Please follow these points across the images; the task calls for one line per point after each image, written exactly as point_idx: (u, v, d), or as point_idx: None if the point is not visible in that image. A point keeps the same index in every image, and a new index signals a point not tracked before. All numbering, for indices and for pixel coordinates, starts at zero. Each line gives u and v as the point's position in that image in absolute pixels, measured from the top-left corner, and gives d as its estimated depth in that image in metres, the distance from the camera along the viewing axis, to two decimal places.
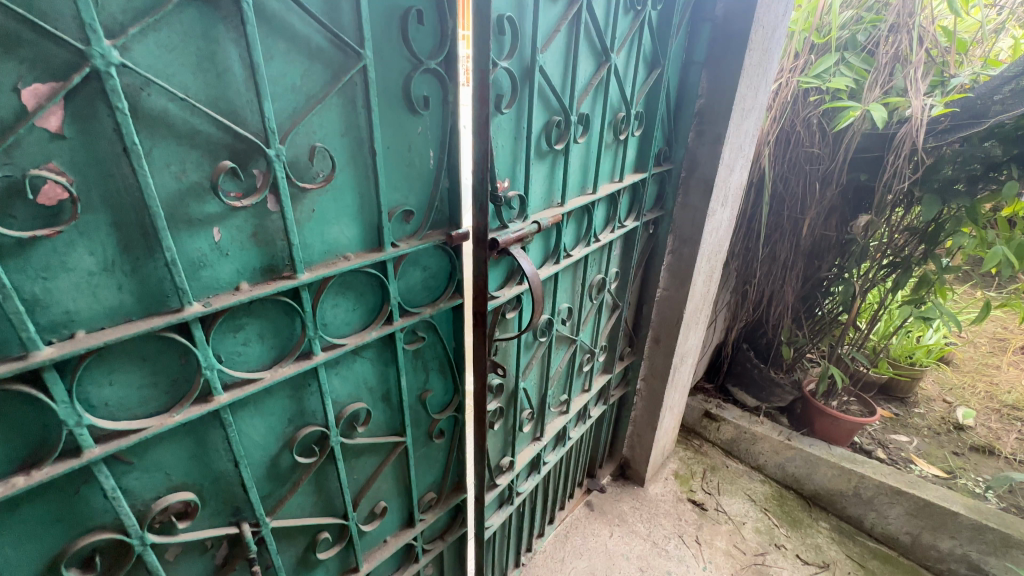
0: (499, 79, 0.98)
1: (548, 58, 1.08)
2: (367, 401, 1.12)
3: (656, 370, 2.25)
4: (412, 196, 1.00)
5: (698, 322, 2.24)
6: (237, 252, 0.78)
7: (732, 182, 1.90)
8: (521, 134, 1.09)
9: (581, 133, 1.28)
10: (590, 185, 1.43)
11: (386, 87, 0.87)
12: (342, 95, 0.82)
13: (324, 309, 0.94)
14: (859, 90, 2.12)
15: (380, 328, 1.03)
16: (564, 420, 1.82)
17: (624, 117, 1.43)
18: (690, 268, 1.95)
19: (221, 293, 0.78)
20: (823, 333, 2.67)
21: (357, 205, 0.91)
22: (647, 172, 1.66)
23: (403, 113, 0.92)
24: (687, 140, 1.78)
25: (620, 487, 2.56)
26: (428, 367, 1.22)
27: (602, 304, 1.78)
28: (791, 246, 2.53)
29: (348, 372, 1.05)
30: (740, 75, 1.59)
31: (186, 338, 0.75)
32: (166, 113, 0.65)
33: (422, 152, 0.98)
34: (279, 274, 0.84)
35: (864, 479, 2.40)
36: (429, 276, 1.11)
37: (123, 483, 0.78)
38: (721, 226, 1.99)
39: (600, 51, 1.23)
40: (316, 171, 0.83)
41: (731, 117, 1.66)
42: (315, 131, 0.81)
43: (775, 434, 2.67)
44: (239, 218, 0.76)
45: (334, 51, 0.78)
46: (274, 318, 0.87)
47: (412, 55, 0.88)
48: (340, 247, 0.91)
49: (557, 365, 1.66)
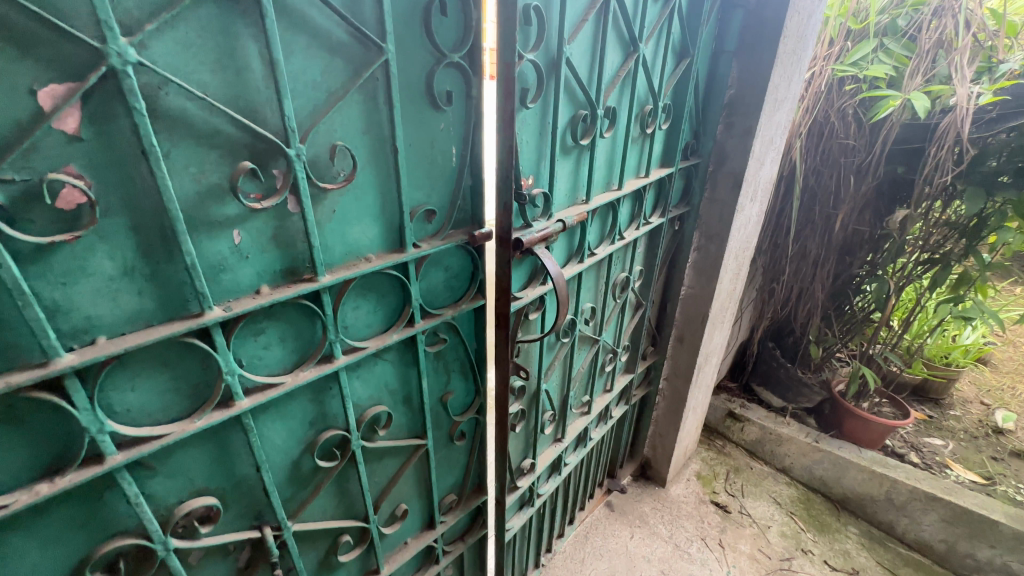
0: (524, 72, 0.94)
1: (575, 49, 1.03)
2: (388, 404, 1.10)
3: (680, 370, 2.20)
4: (434, 195, 0.97)
5: (724, 320, 2.17)
6: (257, 254, 0.76)
7: (762, 177, 1.82)
8: (546, 129, 1.05)
9: (608, 127, 1.23)
10: (616, 181, 1.38)
11: (408, 82, 0.84)
12: (363, 91, 0.79)
13: (345, 312, 0.92)
14: (898, 78, 2.02)
15: (401, 331, 1.01)
16: (585, 421, 1.79)
17: (651, 110, 1.37)
18: (717, 265, 1.89)
19: (242, 298, 0.76)
20: (853, 332, 2.57)
21: (378, 205, 0.88)
22: (674, 166, 1.60)
23: (426, 109, 0.88)
24: (715, 133, 1.71)
25: (640, 487, 2.51)
26: (449, 369, 1.20)
27: (626, 302, 1.73)
28: (823, 242, 2.44)
29: (369, 375, 1.03)
30: (774, 64, 1.52)
31: (206, 343, 0.74)
32: (185, 113, 0.63)
33: (445, 149, 0.95)
34: (300, 276, 0.82)
35: (897, 483, 2.32)
36: (451, 277, 1.08)
37: (146, 489, 0.77)
38: (749, 222, 1.92)
39: (629, 40, 1.18)
40: (337, 170, 0.80)
41: (763, 108, 1.58)
42: (336, 129, 0.78)
43: (802, 436, 2.59)
44: (259, 219, 0.74)
45: (356, 45, 0.75)
46: (295, 322, 0.86)
47: (435, 49, 0.84)
48: (361, 247, 0.89)
49: (580, 365, 1.62)
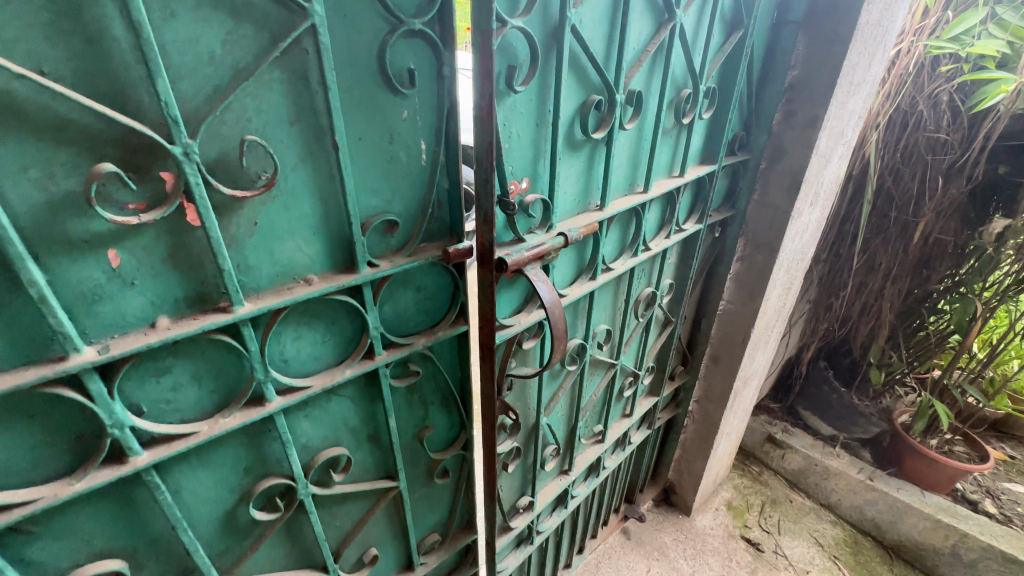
0: (511, 44, 0.72)
1: (585, 15, 0.79)
2: (348, 445, 0.93)
3: (712, 394, 1.94)
4: (398, 201, 0.77)
5: (769, 340, 1.88)
6: (148, 280, 0.60)
7: (827, 178, 1.52)
8: (546, 120, 0.83)
9: (632, 117, 0.98)
10: (641, 182, 1.14)
11: (352, 58, 0.64)
12: (286, 68, 0.60)
13: (281, 344, 0.75)
14: (1013, 56, 1.63)
15: (357, 365, 0.83)
16: (598, 451, 1.57)
17: (689, 95, 1.11)
18: (763, 279, 1.61)
19: (129, 334, 0.60)
20: (924, 357, 2.21)
21: (319, 215, 0.70)
22: (717, 163, 1.33)
23: (380, 93, 0.68)
24: (771, 124, 1.42)
25: (661, 514, 2.29)
26: (426, 403, 1.02)
27: (651, 320, 1.49)
28: (896, 254, 2.07)
29: (321, 414, 0.86)
30: (853, 38, 1.22)
31: (80, 393, 0.58)
32: (10, 98, 0.45)
33: (410, 143, 0.75)
34: (213, 305, 0.66)
35: (966, 538, 2.00)
36: (424, 299, 0.89)
37: (23, 557, 0.63)
38: (807, 229, 1.62)
39: (662, 6, 0.93)
40: (254, 173, 0.62)
41: (834, 92, 1.29)
42: (250, 118, 0.59)
43: (854, 472, 2.28)
44: (146, 236, 0.58)
45: (271, 6, 0.56)
46: (213, 358, 0.69)
47: (389, 13, 0.64)
48: (298, 267, 0.71)
49: (592, 393, 1.41)
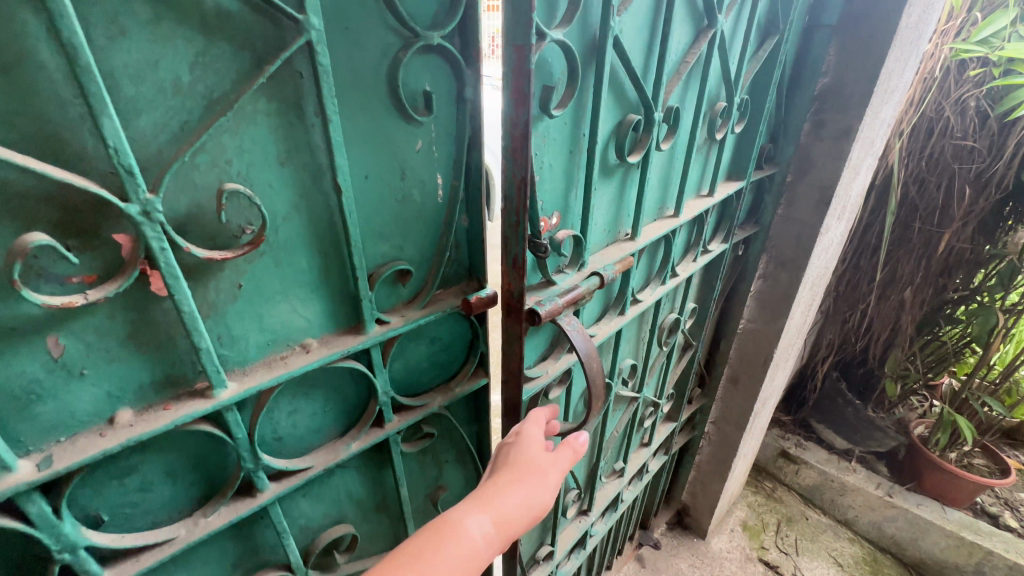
0: (547, 60, 0.60)
1: (626, 23, 0.69)
2: (353, 520, 0.81)
3: (730, 416, 1.85)
4: (410, 245, 0.65)
5: (789, 358, 1.79)
6: (103, 367, 0.47)
7: (854, 191, 1.43)
8: (580, 145, 0.71)
9: (667, 135, 0.87)
10: (671, 205, 1.03)
11: (357, 81, 0.52)
12: (274, 96, 0.47)
13: (275, 421, 0.63)
14: None
15: (364, 436, 0.71)
16: (617, 487, 1.47)
17: (723, 108, 1.01)
18: (788, 298, 1.51)
19: (80, 437, 0.47)
20: (940, 367, 2.15)
21: (317, 270, 0.58)
22: (746, 179, 1.23)
23: (391, 121, 0.56)
24: (799, 135, 1.33)
25: (676, 538, 2.19)
26: (440, 462, 0.89)
27: (674, 347, 1.38)
28: (917, 264, 2.00)
29: (322, 491, 0.74)
30: (892, 44, 1.13)
31: (14, 519, 0.45)
32: None
33: (425, 177, 0.62)
34: (188, 388, 0.53)
35: (992, 556, 1.93)
36: (439, 351, 0.77)
37: None
38: (832, 244, 1.52)
39: (702, 11, 0.82)
40: (236, 227, 0.49)
41: (870, 101, 1.19)
42: (229, 159, 0.47)
43: (871, 487, 2.18)
44: (97, 315, 0.45)
45: (253, 18, 0.44)
46: (190, 448, 0.57)
47: (401, 24, 0.52)
48: (293, 332, 0.59)
49: (614, 429, 1.30)
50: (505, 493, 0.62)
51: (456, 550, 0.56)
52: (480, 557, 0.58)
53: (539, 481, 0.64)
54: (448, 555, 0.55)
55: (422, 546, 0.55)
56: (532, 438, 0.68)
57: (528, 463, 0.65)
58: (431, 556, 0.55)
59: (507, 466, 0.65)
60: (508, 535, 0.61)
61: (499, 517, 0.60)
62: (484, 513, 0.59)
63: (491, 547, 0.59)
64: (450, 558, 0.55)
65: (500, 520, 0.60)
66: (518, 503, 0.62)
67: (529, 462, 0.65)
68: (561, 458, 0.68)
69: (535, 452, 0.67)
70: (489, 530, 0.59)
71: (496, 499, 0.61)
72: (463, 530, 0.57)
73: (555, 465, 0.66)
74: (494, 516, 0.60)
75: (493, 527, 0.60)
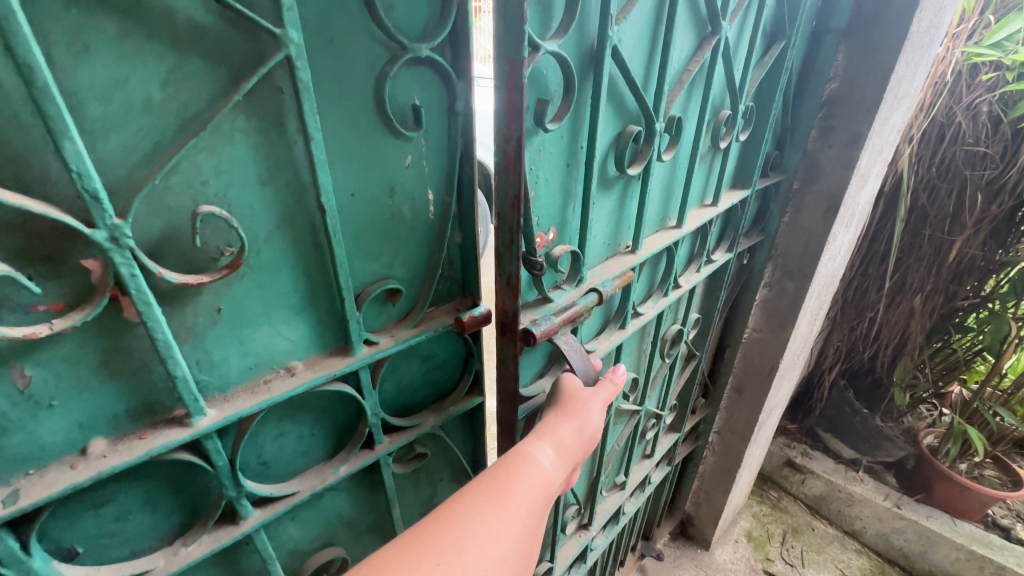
0: (542, 72, 0.58)
1: (626, 31, 0.66)
2: (344, 541, 0.78)
3: (735, 426, 1.81)
4: (400, 263, 0.63)
5: (795, 368, 1.76)
6: (73, 397, 0.45)
7: (863, 199, 1.39)
8: (577, 158, 0.69)
9: (669, 146, 0.84)
10: (673, 216, 1.01)
11: (343, 95, 0.50)
12: (252, 112, 0.45)
13: (260, 445, 0.60)
14: None
15: (353, 460, 0.68)
16: (619, 500, 1.44)
17: (728, 117, 0.98)
18: (795, 308, 1.48)
19: (49, 470, 0.45)
20: (949, 376, 2.11)
21: (302, 290, 0.56)
22: (751, 188, 1.20)
23: (379, 136, 0.54)
24: (806, 141, 1.29)
25: (679, 549, 2.15)
26: (435, 480, 0.87)
27: (677, 358, 1.35)
28: (928, 271, 1.96)
29: (311, 513, 0.71)
30: (903, 48, 1.09)
31: None
32: None
33: (415, 193, 0.60)
34: (166, 416, 0.51)
35: (1004, 570, 1.88)
36: (431, 369, 0.75)
37: None
38: (840, 252, 1.49)
39: (707, 17, 0.80)
40: (213, 249, 0.47)
41: (880, 107, 1.16)
42: (206, 180, 0.45)
43: (880, 498, 2.13)
44: (65, 344, 0.43)
45: (228, 31, 0.41)
46: (169, 475, 0.54)
47: (388, 36, 0.49)
48: (278, 354, 0.57)
49: (615, 442, 1.27)
50: (558, 424, 0.62)
51: (528, 474, 0.55)
52: (552, 481, 0.56)
53: (586, 411, 0.64)
54: (523, 480, 0.53)
55: (494, 473, 0.53)
56: (570, 383, 0.67)
57: (571, 398, 0.65)
58: (506, 479, 0.53)
59: (551, 406, 0.65)
60: (571, 464, 0.61)
61: (558, 443, 0.60)
62: (544, 442, 0.59)
63: (558, 472, 0.58)
64: (525, 480, 0.54)
65: (560, 447, 0.60)
66: (574, 433, 0.62)
67: (572, 396, 0.66)
68: (601, 391, 0.68)
69: (576, 386, 0.67)
70: (554, 457, 0.58)
71: (554, 431, 0.61)
72: (527, 459, 0.56)
73: (598, 395, 0.67)
74: (555, 443, 0.59)
75: (557, 454, 0.59)
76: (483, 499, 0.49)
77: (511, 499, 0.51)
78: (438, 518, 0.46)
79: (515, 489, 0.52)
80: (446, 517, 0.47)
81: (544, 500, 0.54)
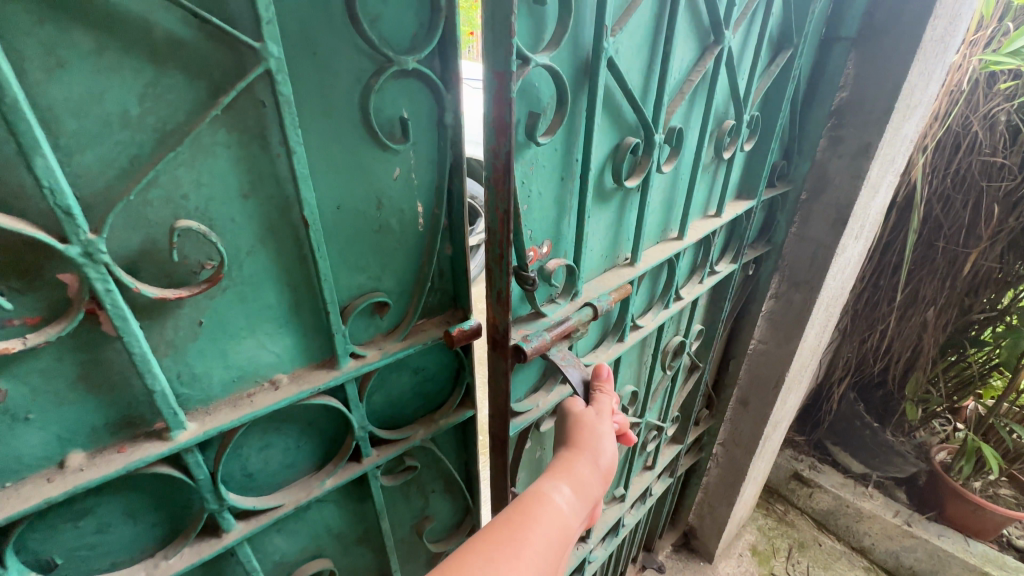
0: (533, 85, 0.57)
1: (622, 43, 0.65)
2: (331, 552, 0.77)
3: (740, 438, 1.78)
4: (389, 276, 0.62)
5: (802, 380, 1.72)
6: (50, 410, 0.45)
7: (873, 210, 1.36)
8: (572, 171, 0.68)
9: (669, 157, 0.83)
10: (675, 227, 0.99)
11: (328, 109, 0.49)
12: (233, 126, 0.45)
13: (245, 458, 0.60)
14: None
15: (340, 473, 0.68)
16: (618, 512, 1.41)
17: (732, 127, 0.96)
18: (802, 320, 1.45)
19: (26, 484, 0.45)
20: (963, 391, 2.05)
21: (287, 304, 0.55)
22: (756, 198, 1.18)
23: (365, 149, 0.53)
24: (814, 151, 1.26)
25: (681, 561, 2.12)
26: (426, 492, 0.86)
27: (679, 370, 1.33)
28: (942, 284, 1.91)
29: (298, 525, 0.71)
30: (916, 57, 1.06)
31: None
32: None
33: (404, 206, 0.59)
34: (146, 429, 0.50)
35: None
36: (422, 382, 0.74)
37: None
38: (849, 264, 1.45)
39: (708, 27, 0.78)
40: (194, 262, 0.46)
41: (891, 117, 1.13)
42: (186, 194, 0.44)
43: (889, 515, 2.08)
44: (41, 357, 0.42)
45: (209, 45, 0.41)
46: (150, 488, 0.54)
47: (374, 49, 0.49)
48: (261, 367, 0.56)
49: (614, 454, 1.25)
50: (574, 461, 0.59)
51: (547, 516, 0.51)
52: (571, 524, 0.53)
53: (602, 442, 0.61)
54: (542, 523, 0.50)
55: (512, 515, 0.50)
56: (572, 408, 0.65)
57: (583, 426, 0.62)
58: (524, 521, 0.49)
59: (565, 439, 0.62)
60: (589, 502, 0.57)
61: (575, 481, 0.57)
62: (562, 480, 0.56)
63: (577, 513, 0.55)
64: (543, 523, 0.50)
65: (577, 485, 0.56)
66: (591, 469, 0.59)
67: (581, 421, 0.63)
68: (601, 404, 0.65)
69: (580, 409, 0.64)
70: (572, 496, 0.55)
71: (572, 468, 0.58)
72: (545, 498, 0.53)
73: (606, 413, 0.64)
74: (573, 482, 0.56)
75: (575, 494, 0.55)
76: (501, 543, 0.46)
77: (530, 544, 0.47)
78: (455, 562, 0.43)
79: (535, 534, 0.49)
80: (462, 562, 0.43)
81: (563, 544, 0.51)
